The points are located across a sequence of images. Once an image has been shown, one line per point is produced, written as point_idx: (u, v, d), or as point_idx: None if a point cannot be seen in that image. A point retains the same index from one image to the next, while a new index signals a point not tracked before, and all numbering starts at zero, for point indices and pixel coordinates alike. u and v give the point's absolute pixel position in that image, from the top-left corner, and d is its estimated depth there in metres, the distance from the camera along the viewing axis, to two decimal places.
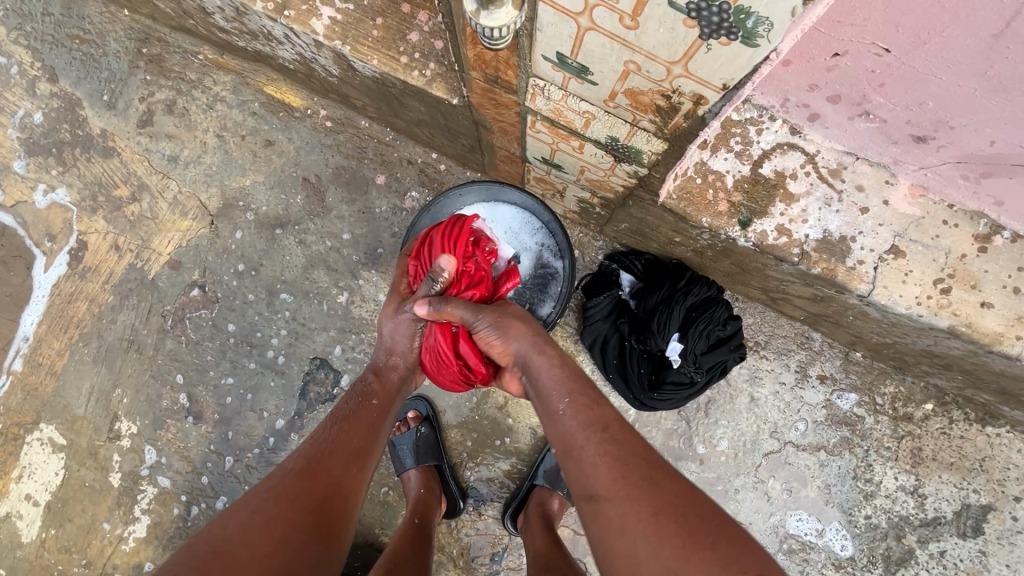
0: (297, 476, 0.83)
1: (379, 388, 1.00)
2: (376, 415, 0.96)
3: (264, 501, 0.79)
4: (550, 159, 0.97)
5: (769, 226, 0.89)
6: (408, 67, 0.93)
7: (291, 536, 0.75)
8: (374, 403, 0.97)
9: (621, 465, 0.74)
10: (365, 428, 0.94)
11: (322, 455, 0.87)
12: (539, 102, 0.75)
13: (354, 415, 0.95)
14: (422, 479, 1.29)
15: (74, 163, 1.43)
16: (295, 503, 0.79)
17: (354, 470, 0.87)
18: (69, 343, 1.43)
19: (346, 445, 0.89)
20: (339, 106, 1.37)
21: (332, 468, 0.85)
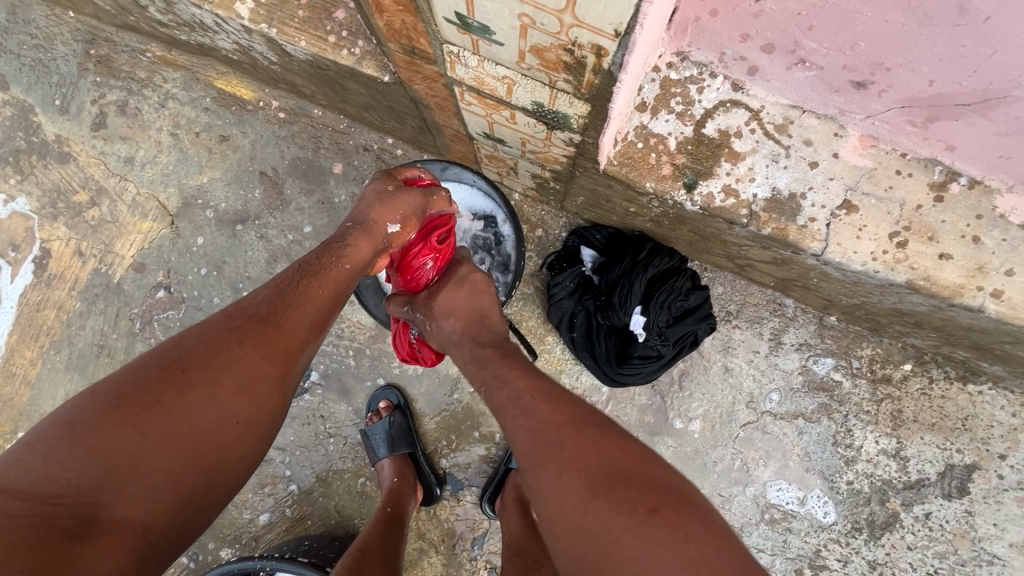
0: (255, 321, 0.72)
1: (358, 244, 0.88)
2: (348, 273, 0.85)
3: (216, 338, 0.69)
4: (491, 133, 0.94)
5: (716, 188, 0.85)
6: (336, 46, 0.90)
7: (252, 389, 0.67)
8: (345, 262, 0.85)
9: (534, 433, 0.69)
10: (333, 284, 0.83)
11: (293, 323, 0.75)
12: (459, 70, 0.72)
13: (318, 269, 0.82)
14: (396, 468, 1.28)
15: (31, 171, 1.42)
16: (255, 350, 0.69)
17: (319, 321, 0.78)
18: (41, 351, 1.43)
19: (309, 301, 0.78)
20: (290, 96, 1.34)
21: (291, 317, 0.75)
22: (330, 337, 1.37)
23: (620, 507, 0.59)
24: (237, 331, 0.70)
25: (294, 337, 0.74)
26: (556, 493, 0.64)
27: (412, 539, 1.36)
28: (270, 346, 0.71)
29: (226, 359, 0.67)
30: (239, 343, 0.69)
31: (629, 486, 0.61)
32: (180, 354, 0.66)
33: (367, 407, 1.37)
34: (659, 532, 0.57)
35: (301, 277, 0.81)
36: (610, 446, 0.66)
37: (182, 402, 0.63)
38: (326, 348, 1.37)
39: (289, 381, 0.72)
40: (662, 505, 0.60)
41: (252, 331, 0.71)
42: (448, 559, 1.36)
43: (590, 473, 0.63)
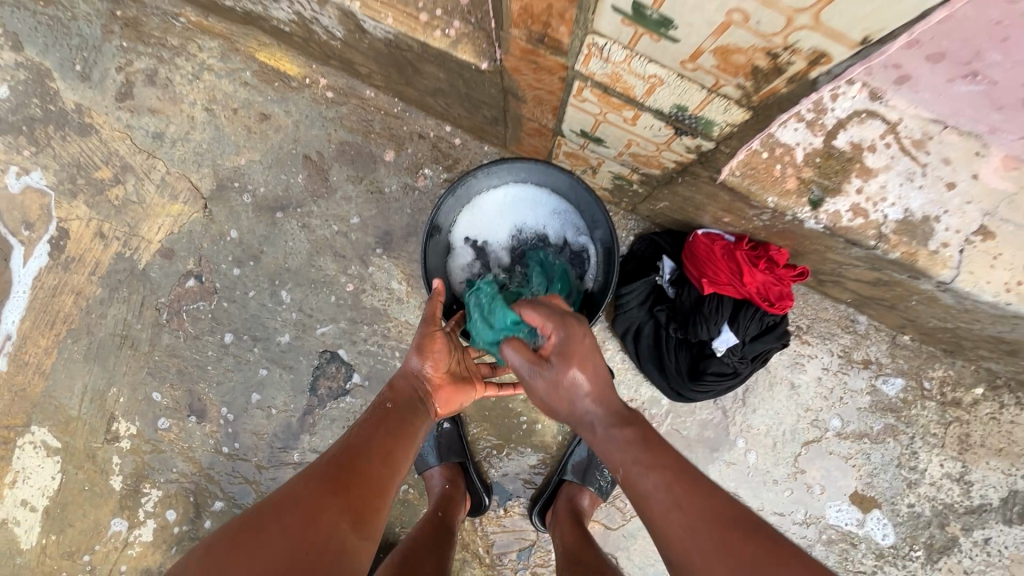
0: (326, 468, 0.73)
1: (401, 394, 0.87)
2: (404, 421, 0.84)
3: (292, 489, 0.70)
4: (591, 132, 0.86)
5: (843, 206, 0.79)
6: (429, 27, 0.80)
7: (318, 523, 0.66)
8: (397, 409, 0.85)
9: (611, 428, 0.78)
10: (396, 432, 0.82)
11: (360, 456, 0.76)
12: (592, 66, 0.64)
13: (378, 417, 0.83)
14: (447, 475, 1.22)
15: (48, 143, 1.29)
16: (321, 489, 0.70)
17: (386, 462, 0.78)
18: (56, 340, 1.32)
19: (376, 446, 0.78)
20: (341, 74, 1.23)
21: (361, 461, 0.75)
22: (375, 337, 1.28)
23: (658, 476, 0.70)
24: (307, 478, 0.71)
25: (364, 481, 0.73)
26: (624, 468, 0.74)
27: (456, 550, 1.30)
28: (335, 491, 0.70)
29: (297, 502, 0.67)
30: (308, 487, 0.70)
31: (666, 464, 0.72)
32: (266, 502, 0.69)
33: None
34: (698, 493, 0.68)
35: (364, 424, 0.82)
36: (661, 447, 0.74)
37: (265, 537, 0.63)
38: (370, 348, 1.28)
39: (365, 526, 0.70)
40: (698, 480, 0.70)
41: (322, 472, 0.72)
42: (492, 571, 1.30)
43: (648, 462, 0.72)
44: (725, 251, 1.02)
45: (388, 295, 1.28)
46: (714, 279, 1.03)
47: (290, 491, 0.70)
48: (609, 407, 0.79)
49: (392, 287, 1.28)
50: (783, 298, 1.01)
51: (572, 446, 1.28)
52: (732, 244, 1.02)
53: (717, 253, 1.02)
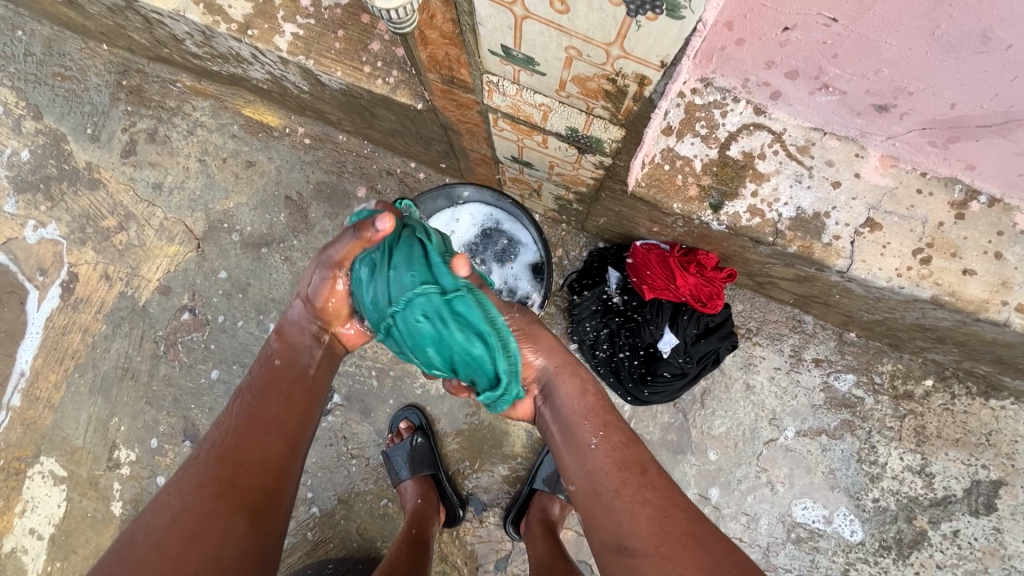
0: (207, 469, 0.73)
1: (293, 351, 0.85)
2: (290, 392, 0.82)
3: (183, 484, 0.72)
4: (520, 157, 0.97)
5: (741, 208, 0.88)
6: (372, 76, 0.94)
7: (203, 535, 0.67)
8: (293, 371, 0.84)
9: (661, 517, 0.72)
10: (293, 400, 0.82)
11: (243, 436, 0.76)
12: (497, 98, 0.75)
13: (269, 381, 0.82)
14: (419, 489, 1.28)
15: (62, 197, 1.45)
16: (206, 495, 0.70)
17: (275, 436, 0.78)
18: (65, 374, 1.44)
19: (260, 425, 0.77)
20: (316, 122, 1.38)
21: (243, 449, 0.75)
22: (353, 357, 1.38)
23: (680, 546, 0.70)
24: (187, 483, 0.72)
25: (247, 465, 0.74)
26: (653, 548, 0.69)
27: (435, 563, 1.35)
28: (226, 489, 0.71)
29: (174, 521, 0.68)
30: (192, 495, 0.71)
31: (698, 544, 0.71)
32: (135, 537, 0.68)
33: (388, 428, 1.38)
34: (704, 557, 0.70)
35: (249, 403, 0.80)
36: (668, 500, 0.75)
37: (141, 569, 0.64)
38: (348, 368, 1.38)
39: (258, 511, 0.72)
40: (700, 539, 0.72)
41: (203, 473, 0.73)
42: None
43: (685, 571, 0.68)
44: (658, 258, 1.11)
45: None
46: (654, 285, 1.12)
47: (165, 505, 0.70)
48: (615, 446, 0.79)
49: None
50: (714, 298, 1.09)
51: (541, 456, 1.33)
52: (665, 252, 1.12)
53: (652, 261, 1.11)
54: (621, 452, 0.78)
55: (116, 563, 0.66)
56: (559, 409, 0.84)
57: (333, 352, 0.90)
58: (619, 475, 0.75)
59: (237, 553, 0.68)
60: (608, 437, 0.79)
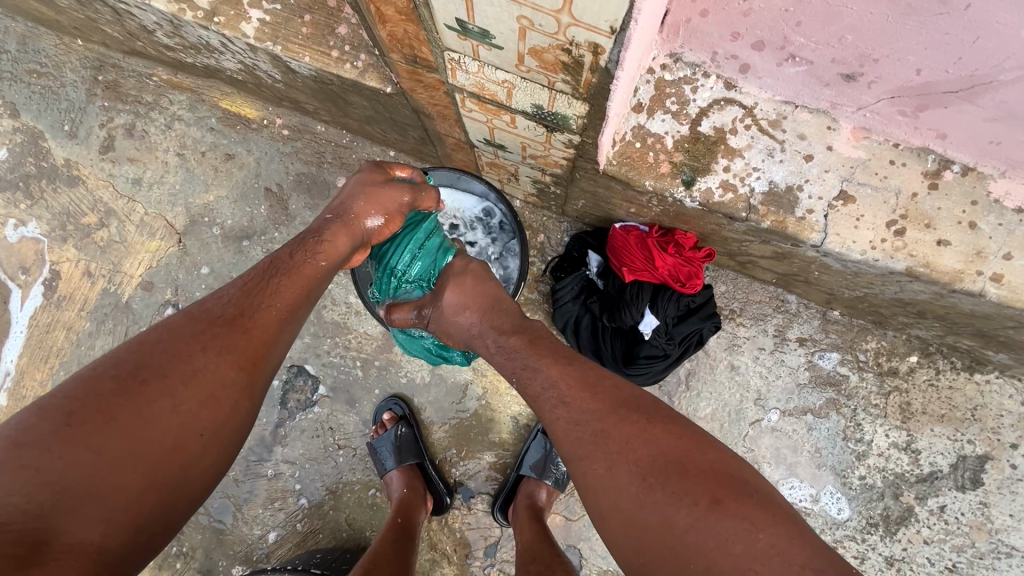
0: (223, 331, 0.71)
1: (339, 247, 0.85)
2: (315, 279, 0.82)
3: (192, 335, 0.70)
4: (492, 139, 0.96)
5: (714, 183, 0.87)
6: (340, 61, 0.93)
7: (211, 402, 0.67)
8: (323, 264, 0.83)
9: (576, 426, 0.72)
10: (313, 293, 0.82)
11: (267, 316, 0.75)
12: (460, 77, 0.75)
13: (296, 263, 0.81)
14: (405, 479, 1.28)
15: (41, 195, 1.45)
16: (222, 363, 0.69)
17: (290, 318, 0.78)
18: (51, 372, 1.44)
19: (281, 303, 0.77)
20: (293, 113, 1.38)
21: (259, 321, 0.74)
22: (338, 348, 1.38)
23: (598, 447, 0.70)
24: (198, 335, 0.70)
25: (262, 345, 0.74)
26: (591, 468, 0.69)
27: (425, 551, 1.35)
28: (238, 355, 0.71)
29: (186, 371, 0.67)
30: (205, 350, 0.69)
31: (615, 439, 0.69)
32: (135, 367, 0.66)
33: (372, 419, 1.38)
34: (624, 454, 0.68)
35: (273, 276, 0.79)
36: (585, 402, 0.74)
37: (143, 409, 0.63)
38: (333, 359, 1.38)
39: (258, 394, 0.72)
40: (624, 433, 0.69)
41: (220, 336, 0.71)
42: (461, 569, 1.35)
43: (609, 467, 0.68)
44: (636, 239, 1.10)
45: (346, 309, 1.38)
46: (633, 267, 1.11)
47: (173, 351, 0.68)
48: (524, 379, 0.82)
49: (350, 301, 1.38)
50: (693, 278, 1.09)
51: (528, 443, 1.33)
52: (643, 233, 1.11)
53: (630, 243, 1.10)
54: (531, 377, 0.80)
55: (112, 387, 0.64)
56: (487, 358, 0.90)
57: (354, 260, 0.92)
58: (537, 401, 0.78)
59: (234, 428, 0.69)
60: (531, 360, 0.82)
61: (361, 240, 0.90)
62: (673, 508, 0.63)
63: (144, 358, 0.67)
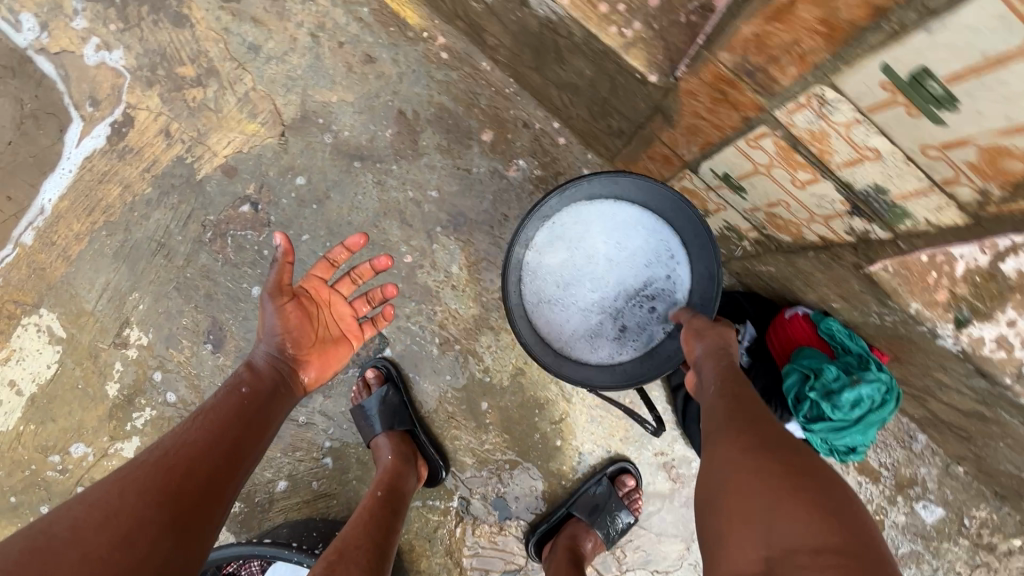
0: (156, 470, 0.69)
1: (263, 380, 0.88)
2: (253, 431, 0.82)
3: (106, 494, 0.65)
4: (734, 179, 0.79)
5: (990, 335, 0.69)
6: (606, 21, 0.73)
7: (132, 544, 0.62)
8: (253, 398, 0.85)
9: (733, 407, 0.68)
10: (250, 427, 0.81)
11: (199, 444, 0.74)
12: (799, 117, 0.57)
13: (234, 411, 0.81)
14: (394, 444, 1.15)
15: (137, 22, 1.21)
16: (145, 497, 0.66)
17: (231, 452, 0.76)
18: (91, 228, 1.25)
19: (211, 447, 0.75)
20: (462, 37, 1.15)
21: (193, 463, 0.72)
22: (420, 316, 1.22)
23: (743, 427, 0.64)
24: (125, 477, 0.67)
25: (193, 480, 0.70)
26: (726, 443, 0.63)
27: (440, 555, 1.24)
28: (168, 489, 0.68)
29: (104, 517, 0.63)
30: (131, 492, 0.66)
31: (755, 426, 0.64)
32: (52, 525, 0.61)
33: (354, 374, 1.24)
34: (745, 434, 0.63)
35: (211, 413, 0.80)
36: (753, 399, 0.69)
37: (56, 562, 0.58)
38: (411, 326, 1.23)
39: (190, 530, 0.67)
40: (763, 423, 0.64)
41: (146, 476, 0.68)
42: None
43: (740, 439, 0.63)
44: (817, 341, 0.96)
45: (445, 277, 1.21)
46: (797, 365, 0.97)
47: (97, 498, 0.64)
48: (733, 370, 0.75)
49: (452, 270, 1.21)
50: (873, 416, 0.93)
51: (589, 484, 1.20)
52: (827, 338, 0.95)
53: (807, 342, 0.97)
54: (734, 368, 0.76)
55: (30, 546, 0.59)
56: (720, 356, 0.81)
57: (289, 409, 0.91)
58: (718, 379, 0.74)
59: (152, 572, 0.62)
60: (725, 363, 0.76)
61: (289, 372, 0.92)
62: (769, 488, 0.56)
63: (68, 511, 0.63)
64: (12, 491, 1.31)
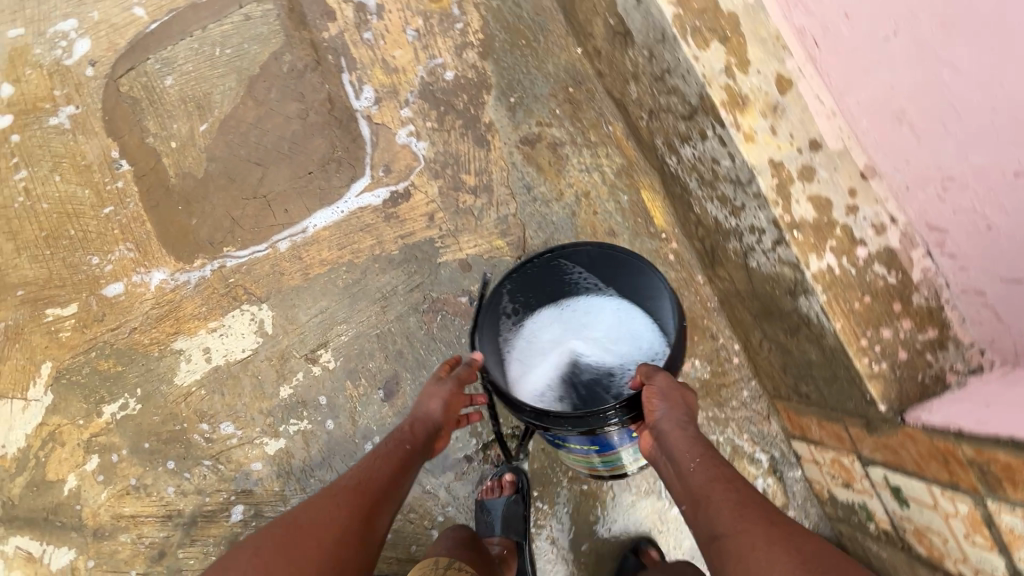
0: (313, 529, 0.91)
1: (407, 448, 1.08)
2: (401, 474, 1.05)
3: (277, 543, 0.89)
4: (901, 491, 1.03)
5: None
6: (863, 353, 0.96)
7: None
8: (397, 465, 1.05)
9: (740, 507, 0.86)
10: (387, 496, 1.00)
11: (342, 513, 0.95)
12: (1007, 513, 0.83)
13: (379, 477, 1.02)
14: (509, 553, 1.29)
15: (448, 129, 1.50)
16: (303, 553, 0.88)
17: (365, 520, 0.96)
18: (335, 259, 1.47)
19: (353, 519, 0.95)
20: (692, 251, 1.41)
21: (340, 526, 0.93)
22: None
23: (750, 525, 0.82)
24: (293, 531, 0.91)
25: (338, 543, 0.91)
26: (742, 540, 0.81)
27: None
28: (317, 551, 0.89)
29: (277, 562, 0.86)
30: (294, 546, 0.89)
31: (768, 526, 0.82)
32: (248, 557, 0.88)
33: (489, 471, 1.40)
34: (752, 528, 0.82)
35: (358, 479, 1.01)
36: (743, 492, 0.88)
37: None
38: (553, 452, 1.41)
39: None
40: (762, 515, 0.84)
41: (309, 532, 0.91)
42: None
43: (756, 533, 0.81)
44: None
45: None
46: None
47: (275, 545, 0.89)
48: (715, 463, 0.94)
49: None
50: None
51: None
52: None
53: None
54: (717, 461, 0.94)
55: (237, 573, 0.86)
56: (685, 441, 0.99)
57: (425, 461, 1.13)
58: (711, 481, 0.91)
59: None
60: (710, 458, 0.95)
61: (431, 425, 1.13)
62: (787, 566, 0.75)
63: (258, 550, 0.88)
64: (157, 436, 1.46)
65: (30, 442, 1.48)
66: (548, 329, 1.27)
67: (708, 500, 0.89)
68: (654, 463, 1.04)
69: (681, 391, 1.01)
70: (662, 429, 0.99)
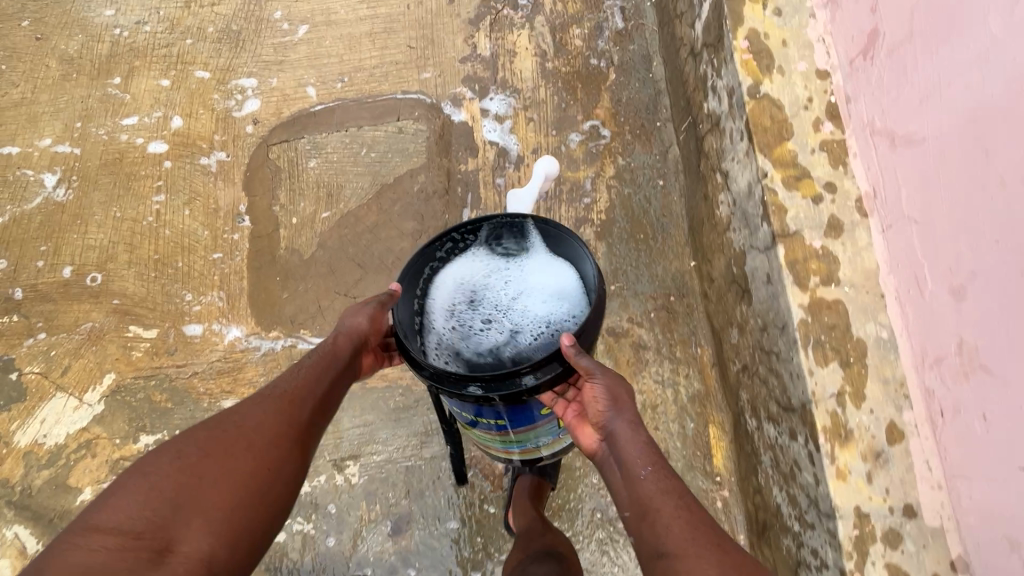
0: (238, 436, 0.82)
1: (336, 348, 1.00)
2: (336, 384, 0.96)
3: (191, 472, 0.77)
4: None
5: None
6: None
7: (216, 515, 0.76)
8: (330, 360, 0.97)
9: (691, 526, 0.76)
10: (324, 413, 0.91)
11: (260, 407, 0.87)
12: None
13: (315, 371, 0.94)
14: None
15: None
16: (226, 461, 0.79)
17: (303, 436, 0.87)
18: (394, 379, 1.50)
19: (282, 428, 0.86)
20: (742, 510, 1.33)
21: (270, 447, 0.83)
22: None
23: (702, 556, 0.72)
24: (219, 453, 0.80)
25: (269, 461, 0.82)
26: None
27: None
28: (251, 471, 0.80)
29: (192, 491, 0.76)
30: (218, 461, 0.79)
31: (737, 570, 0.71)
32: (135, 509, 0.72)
33: None
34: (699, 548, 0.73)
35: (293, 380, 0.92)
36: (693, 511, 0.78)
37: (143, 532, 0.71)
38: None
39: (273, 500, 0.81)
40: (716, 538, 0.75)
41: (239, 446, 0.81)
42: None
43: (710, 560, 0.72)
44: None
45: None
46: None
47: (187, 468, 0.77)
48: (646, 451, 0.84)
49: None
50: None
51: None
52: None
53: None
54: (660, 460, 0.84)
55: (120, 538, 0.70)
56: (622, 444, 0.86)
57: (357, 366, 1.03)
58: (657, 491, 0.80)
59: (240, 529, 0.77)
60: (654, 458, 0.83)
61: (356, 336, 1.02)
62: None
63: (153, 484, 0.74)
64: None
65: (68, 442, 1.56)
66: (490, 270, 1.14)
67: (655, 511, 0.78)
68: (596, 460, 0.93)
69: (617, 380, 0.91)
70: (592, 410, 0.93)
